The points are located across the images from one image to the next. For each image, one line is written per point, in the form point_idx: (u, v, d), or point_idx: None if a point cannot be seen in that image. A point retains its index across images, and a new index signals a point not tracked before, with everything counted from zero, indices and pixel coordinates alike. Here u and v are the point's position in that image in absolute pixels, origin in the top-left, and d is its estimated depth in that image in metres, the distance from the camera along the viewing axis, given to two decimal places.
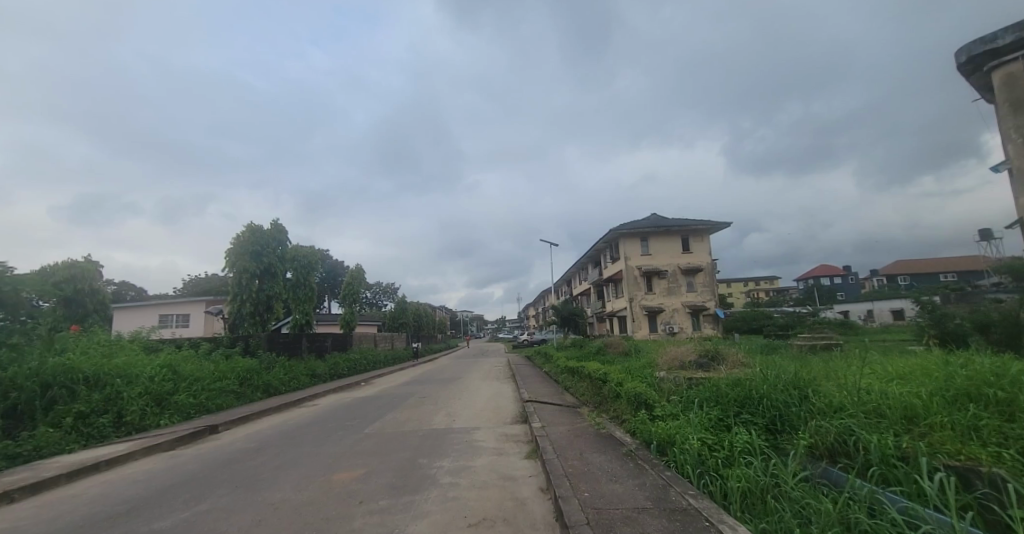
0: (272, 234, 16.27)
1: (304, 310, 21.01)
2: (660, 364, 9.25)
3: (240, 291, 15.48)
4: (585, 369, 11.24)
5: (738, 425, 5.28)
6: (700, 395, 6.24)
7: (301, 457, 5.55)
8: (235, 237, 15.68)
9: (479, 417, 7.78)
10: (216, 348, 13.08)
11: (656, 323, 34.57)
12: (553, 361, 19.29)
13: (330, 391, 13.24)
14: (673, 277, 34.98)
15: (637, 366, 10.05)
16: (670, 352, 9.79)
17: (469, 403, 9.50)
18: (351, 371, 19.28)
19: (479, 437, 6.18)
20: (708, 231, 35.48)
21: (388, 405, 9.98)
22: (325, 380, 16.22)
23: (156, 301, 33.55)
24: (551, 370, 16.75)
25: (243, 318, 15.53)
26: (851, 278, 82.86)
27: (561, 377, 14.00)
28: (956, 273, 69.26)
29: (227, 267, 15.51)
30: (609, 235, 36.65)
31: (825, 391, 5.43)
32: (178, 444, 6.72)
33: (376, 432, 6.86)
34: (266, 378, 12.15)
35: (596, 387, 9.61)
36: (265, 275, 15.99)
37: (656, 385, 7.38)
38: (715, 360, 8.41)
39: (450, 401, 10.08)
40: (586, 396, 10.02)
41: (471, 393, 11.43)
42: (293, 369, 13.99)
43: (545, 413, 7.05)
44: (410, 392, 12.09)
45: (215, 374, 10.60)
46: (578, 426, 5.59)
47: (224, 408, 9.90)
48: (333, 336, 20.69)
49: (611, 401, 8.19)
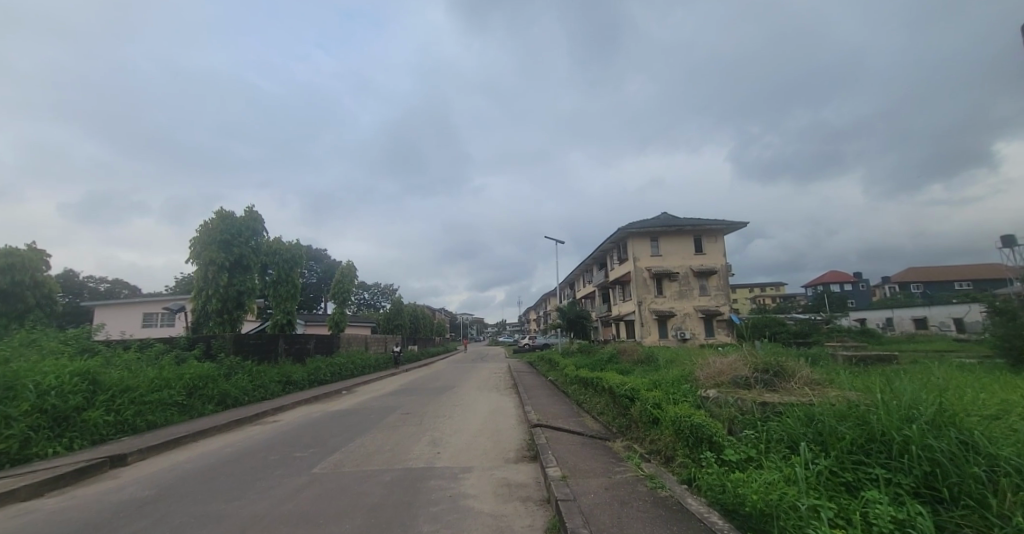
0: (245, 223, 14.47)
1: (286, 309, 19.17)
2: (703, 380, 7.36)
3: (205, 286, 13.65)
4: (602, 381, 9.31)
5: (873, 491, 3.33)
6: (791, 433, 4.31)
7: (194, 526, 3.57)
8: (202, 225, 13.87)
9: (473, 450, 5.82)
10: (170, 350, 11.22)
11: (667, 329, 32.56)
12: (559, 369, 17.35)
13: (300, 402, 11.33)
14: (684, 280, 32.96)
15: (670, 380, 8.15)
16: (712, 363, 7.93)
17: (463, 424, 7.61)
18: (335, 377, 17.39)
19: (469, 489, 4.20)
20: (722, 232, 33.52)
21: (364, 424, 8.14)
22: (302, 388, 14.34)
23: (139, 297, 31.67)
24: (558, 381, 14.86)
25: (208, 315, 13.71)
26: (863, 286, 80.43)
27: (571, 390, 12.05)
28: (971, 281, 67.23)
29: (192, 258, 13.75)
30: (617, 235, 34.77)
31: (1007, 438, 3.43)
32: (47, 488, 4.71)
33: (325, 473, 4.90)
34: (223, 388, 10.23)
35: (620, 405, 7.73)
36: (236, 267, 14.18)
37: (715, 411, 5.45)
38: (779, 371, 6.50)
39: (438, 419, 8.19)
40: (608, 417, 8.12)
41: (466, 408, 9.54)
42: (261, 376, 12.09)
43: (563, 450, 5.10)
44: (392, 406, 10.18)
45: (154, 383, 8.69)
46: (621, 484, 3.63)
47: (158, 426, 7.99)
48: (317, 338, 18.83)
49: (646, 427, 6.30)
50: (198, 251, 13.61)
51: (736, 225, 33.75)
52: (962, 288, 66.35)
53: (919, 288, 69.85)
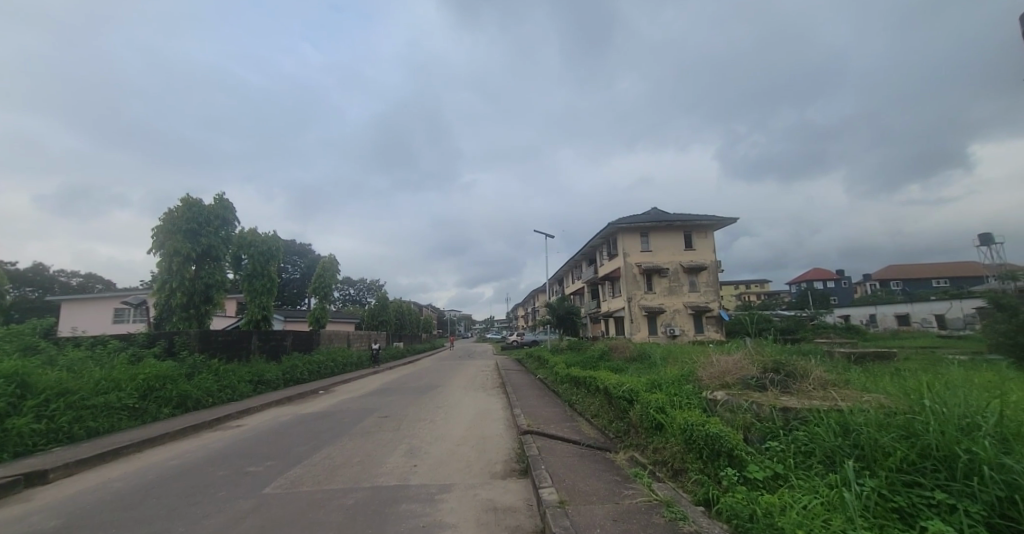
0: (214, 211, 13.47)
1: (261, 304, 18.13)
2: (706, 381, 6.81)
3: (169, 279, 12.59)
4: (597, 381, 8.70)
5: (937, 522, 2.70)
6: (826, 448, 3.71)
7: None
8: (165, 213, 12.80)
9: (455, 462, 5.10)
10: (126, 347, 10.23)
11: (656, 325, 32.25)
12: (549, 367, 16.76)
13: (270, 404, 10.47)
14: (674, 276, 32.71)
15: (670, 381, 7.58)
16: (715, 361, 7.38)
17: (446, 429, 6.91)
18: (312, 375, 16.48)
19: (448, 518, 3.46)
20: (712, 228, 33.31)
21: (337, 429, 7.37)
22: (276, 387, 13.44)
23: (109, 292, 29.84)
24: (548, 379, 14.24)
25: (171, 310, 12.67)
26: (846, 283, 81.85)
27: (563, 389, 11.42)
28: (948, 279, 69.02)
29: (153, 248, 12.66)
30: (607, 230, 34.32)
31: None
32: None
33: (278, 496, 4.12)
34: (184, 389, 9.31)
35: (618, 407, 7.13)
36: (204, 258, 13.18)
37: (728, 417, 4.85)
38: (792, 372, 5.95)
39: (420, 423, 7.47)
40: (604, 420, 7.53)
41: (450, 410, 8.84)
42: (227, 375, 11.15)
43: (559, 464, 4.44)
44: (370, 408, 9.42)
45: (100, 386, 7.73)
46: (632, 515, 2.96)
47: (102, 434, 7.07)
48: (294, 335, 17.89)
49: (649, 434, 5.69)
50: (160, 240, 12.53)
51: (726, 221, 33.59)
52: (939, 286, 68.11)
53: (898, 285, 71.41)
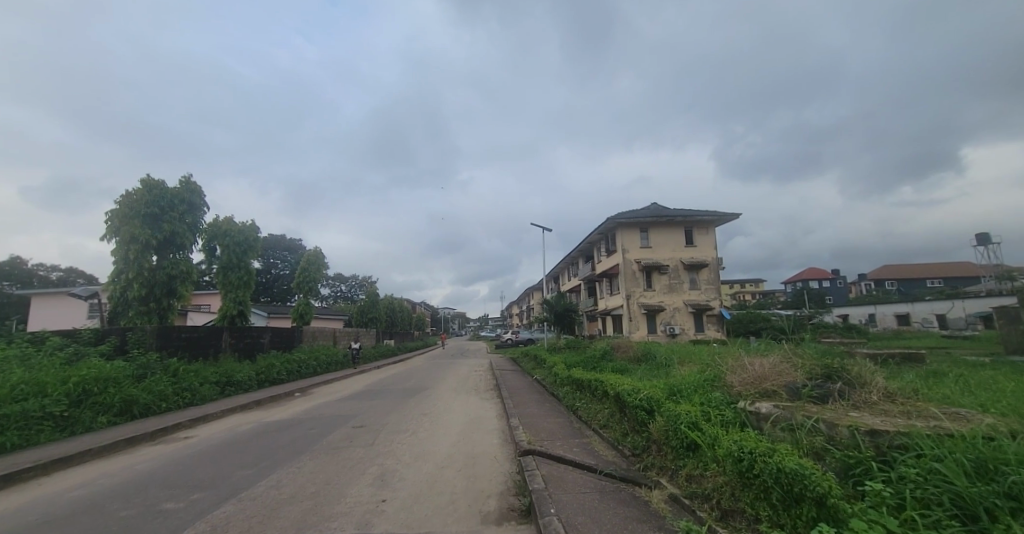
0: (180, 194, 12.19)
1: (237, 298, 16.81)
2: (738, 389, 5.75)
3: (124, 268, 11.27)
4: (607, 386, 7.60)
5: None
6: (958, 492, 2.53)
7: None
8: (121, 195, 11.48)
9: (436, 496, 3.96)
10: (67, 345, 8.93)
11: (656, 324, 31.28)
12: (546, 367, 15.69)
13: (234, 409, 9.24)
14: (674, 273, 31.76)
15: (692, 388, 6.51)
16: (744, 363, 6.32)
17: (431, 445, 5.77)
18: (292, 375, 15.26)
19: None
20: (713, 225, 32.42)
21: (301, 443, 6.17)
22: (248, 389, 12.22)
23: (64, 290, 27.33)
24: (547, 381, 13.13)
25: (127, 303, 11.38)
26: (841, 283, 81.67)
27: (564, 393, 10.32)
28: (942, 279, 68.91)
29: (107, 234, 11.31)
30: (605, 225, 33.25)
31: None
32: None
33: None
34: (131, 393, 8.06)
35: (633, 418, 6.04)
36: (165, 246, 11.87)
37: (788, 439, 3.73)
38: (845, 378, 4.87)
39: (401, 436, 6.32)
40: (616, 434, 6.42)
41: (437, 418, 7.70)
42: (188, 377, 9.92)
43: (575, 505, 3.29)
44: (345, 416, 8.23)
45: (15, 392, 6.45)
46: None
47: (11, 451, 5.82)
48: (273, 332, 16.62)
49: (679, 457, 4.57)
50: (115, 225, 11.20)
51: (728, 217, 32.70)
52: (934, 286, 67.93)
53: (893, 285, 71.30)
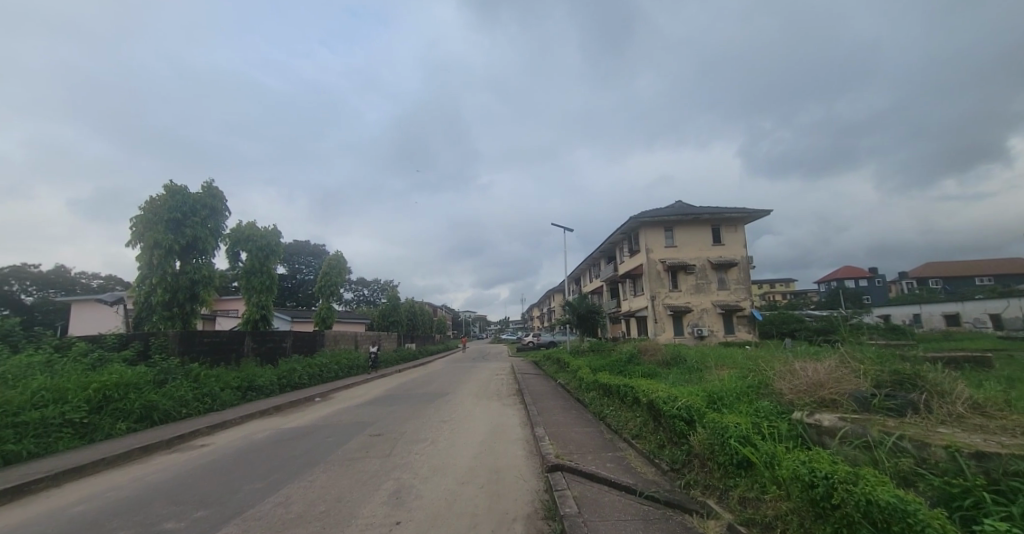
0: (202, 200, 12.30)
1: (260, 303, 16.98)
2: (790, 399, 5.11)
3: (148, 274, 11.40)
4: (639, 393, 7.03)
5: None
6: None
7: None
8: (146, 202, 11.66)
9: (455, 518, 3.54)
10: (92, 351, 8.99)
11: (683, 326, 30.18)
12: (570, 371, 15.17)
13: (253, 415, 9.10)
14: (701, 273, 30.61)
15: (735, 396, 5.89)
16: (794, 369, 5.66)
17: (450, 457, 5.36)
18: (314, 380, 15.24)
19: None
20: (742, 222, 31.12)
21: (315, 453, 5.88)
22: (269, 393, 12.20)
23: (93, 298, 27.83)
24: (572, 386, 12.61)
25: (152, 308, 11.52)
26: (879, 281, 77.51)
27: (591, 399, 9.77)
28: (993, 276, 64.45)
29: (132, 241, 11.47)
30: (628, 225, 32.41)
31: None
32: None
33: None
34: (151, 399, 8.01)
35: (671, 429, 5.47)
36: (187, 251, 11.97)
37: (861, 458, 3.08)
38: (923, 386, 4.20)
39: (419, 446, 5.94)
40: (651, 445, 5.86)
41: (458, 426, 7.32)
42: (209, 382, 9.89)
43: None
44: (364, 422, 7.95)
45: (35, 399, 6.42)
46: None
47: (28, 459, 5.75)
48: (295, 336, 16.69)
49: (729, 475, 3.99)
50: (139, 231, 11.37)
51: (757, 213, 31.32)
52: (984, 284, 63.60)
53: (938, 283, 67.16)
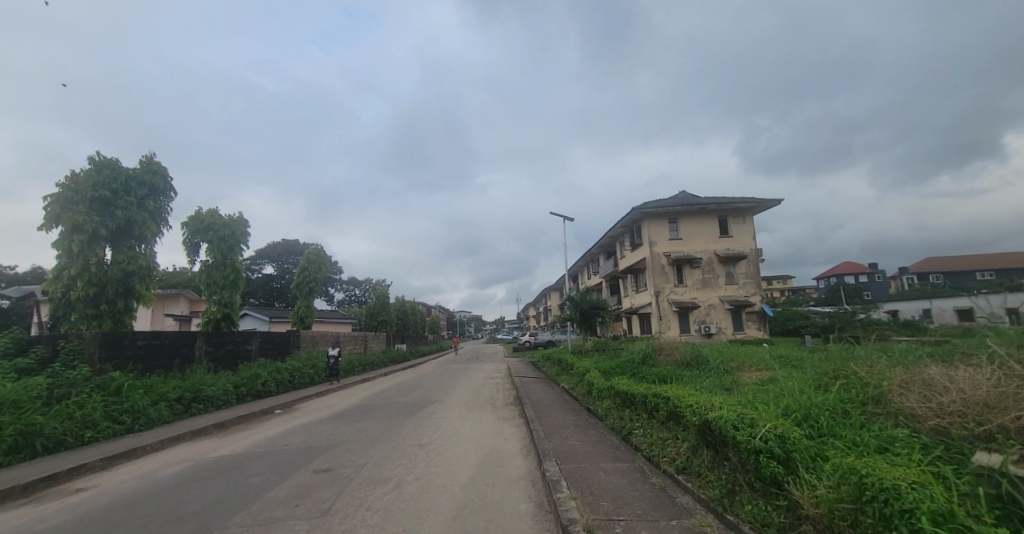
0: (138, 176, 10.33)
1: (222, 300, 14.96)
2: (941, 427, 3.34)
3: (66, 263, 9.34)
4: (681, 408, 5.22)
5: None
6: None
7: None
8: (67, 177, 9.64)
9: None
10: None
11: (689, 323, 28.46)
12: (576, 375, 13.29)
13: (180, 438, 7.13)
14: (709, 266, 28.92)
15: (833, 418, 4.11)
16: (928, 378, 3.87)
17: (418, 519, 3.47)
18: (282, 387, 13.33)
19: None
20: (750, 212, 29.49)
21: (220, 508, 3.93)
22: (221, 406, 10.26)
23: None
24: (581, 393, 10.74)
25: (72, 305, 9.50)
26: (880, 277, 76.27)
27: (607, 411, 7.94)
28: (995, 271, 63.37)
29: (47, 224, 9.41)
30: (629, 216, 30.68)
31: None
32: None
33: None
34: (32, 423, 6.02)
35: (749, 469, 3.67)
36: (118, 236, 9.97)
37: None
38: None
39: (376, 497, 4.04)
40: (715, 491, 4.02)
41: (439, 455, 5.44)
42: (133, 395, 7.97)
43: None
44: (315, 449, 6.03)
45: None
46: None
47: None
48: (264, 337, 14.76)
49: None
50: (55, 212, 9.33)
51: (766, 203, 29.71)
52: (986, 278, 62.49)
53: (938, 277, 66.13)
